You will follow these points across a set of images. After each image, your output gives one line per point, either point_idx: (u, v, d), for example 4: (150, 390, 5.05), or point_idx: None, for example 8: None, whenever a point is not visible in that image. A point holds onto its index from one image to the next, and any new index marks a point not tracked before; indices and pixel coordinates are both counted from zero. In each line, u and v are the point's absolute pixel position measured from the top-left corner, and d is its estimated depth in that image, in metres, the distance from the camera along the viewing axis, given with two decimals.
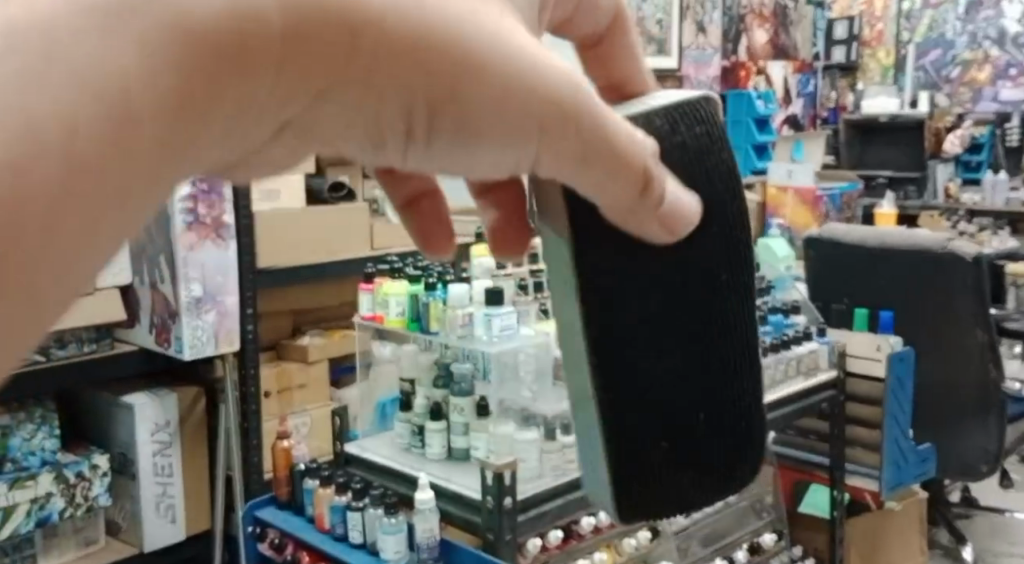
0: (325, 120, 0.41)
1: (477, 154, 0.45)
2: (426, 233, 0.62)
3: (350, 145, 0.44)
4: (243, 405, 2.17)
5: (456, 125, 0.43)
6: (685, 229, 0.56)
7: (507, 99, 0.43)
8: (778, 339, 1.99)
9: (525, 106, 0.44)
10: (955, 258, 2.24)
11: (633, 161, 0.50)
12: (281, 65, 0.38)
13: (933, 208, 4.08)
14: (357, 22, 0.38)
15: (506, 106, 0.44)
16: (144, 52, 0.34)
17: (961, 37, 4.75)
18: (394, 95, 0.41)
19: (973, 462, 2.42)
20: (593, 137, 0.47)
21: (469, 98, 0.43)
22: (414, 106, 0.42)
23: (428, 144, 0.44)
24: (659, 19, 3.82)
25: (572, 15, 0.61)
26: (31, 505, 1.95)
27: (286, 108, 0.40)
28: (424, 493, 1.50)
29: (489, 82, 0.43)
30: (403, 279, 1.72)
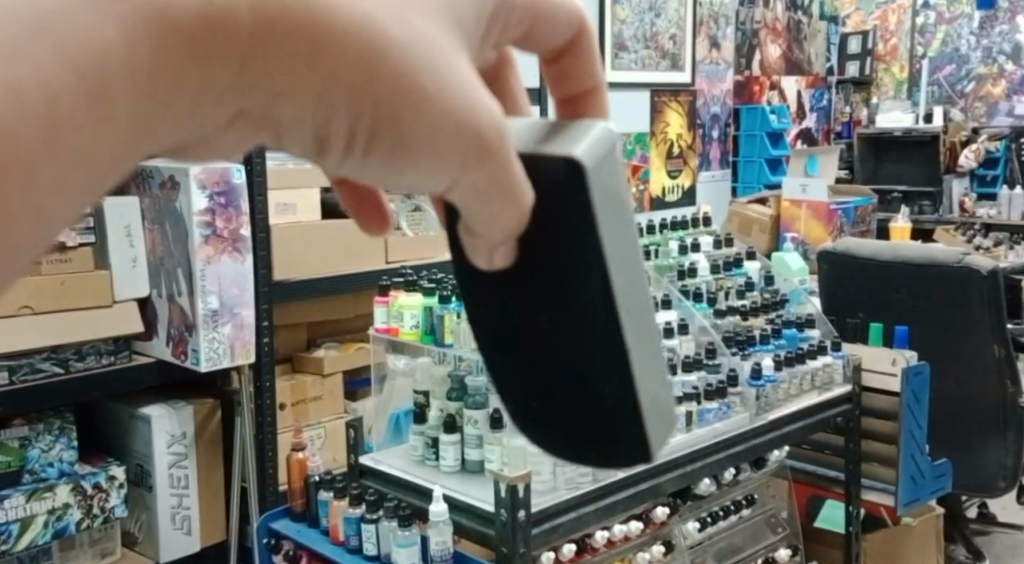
0: (283, 117, 0.45)
1: (405, 173, 0.47)
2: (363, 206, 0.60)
3: (292, 140, 0.46)
4: (257, 417, 2.19)
5: (392, 143, 0.46)
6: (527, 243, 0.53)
7: (439, 125, 0.45)
8: (792, 353, 1.99)
9: (453, 133, 0.46)
10: (971, 271, 2.24)
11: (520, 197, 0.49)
12: (243, 63, 0.42)
13: (948, 222, 4.10)
14: (322, 33, 0.43)
15: (440, 133, 0.45)
16: (131, 29, 0.40)
17: (976, 52, 4.75)
18: (337, 95, 0.44)
19: (992, 478, 2.38)
20: (505, 177, 0.48)
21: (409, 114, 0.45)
22: (358, 114, 0.44)
23: (364, 156, 0.46)
24: (673, 34, 3.83)
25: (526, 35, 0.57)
26: (48, 516, 1.97)
27: (244, 97, 0.44)
28: (438, 505, 1.51)
29: (432, 108, 0.45)
30: (417, 291, 1.73)
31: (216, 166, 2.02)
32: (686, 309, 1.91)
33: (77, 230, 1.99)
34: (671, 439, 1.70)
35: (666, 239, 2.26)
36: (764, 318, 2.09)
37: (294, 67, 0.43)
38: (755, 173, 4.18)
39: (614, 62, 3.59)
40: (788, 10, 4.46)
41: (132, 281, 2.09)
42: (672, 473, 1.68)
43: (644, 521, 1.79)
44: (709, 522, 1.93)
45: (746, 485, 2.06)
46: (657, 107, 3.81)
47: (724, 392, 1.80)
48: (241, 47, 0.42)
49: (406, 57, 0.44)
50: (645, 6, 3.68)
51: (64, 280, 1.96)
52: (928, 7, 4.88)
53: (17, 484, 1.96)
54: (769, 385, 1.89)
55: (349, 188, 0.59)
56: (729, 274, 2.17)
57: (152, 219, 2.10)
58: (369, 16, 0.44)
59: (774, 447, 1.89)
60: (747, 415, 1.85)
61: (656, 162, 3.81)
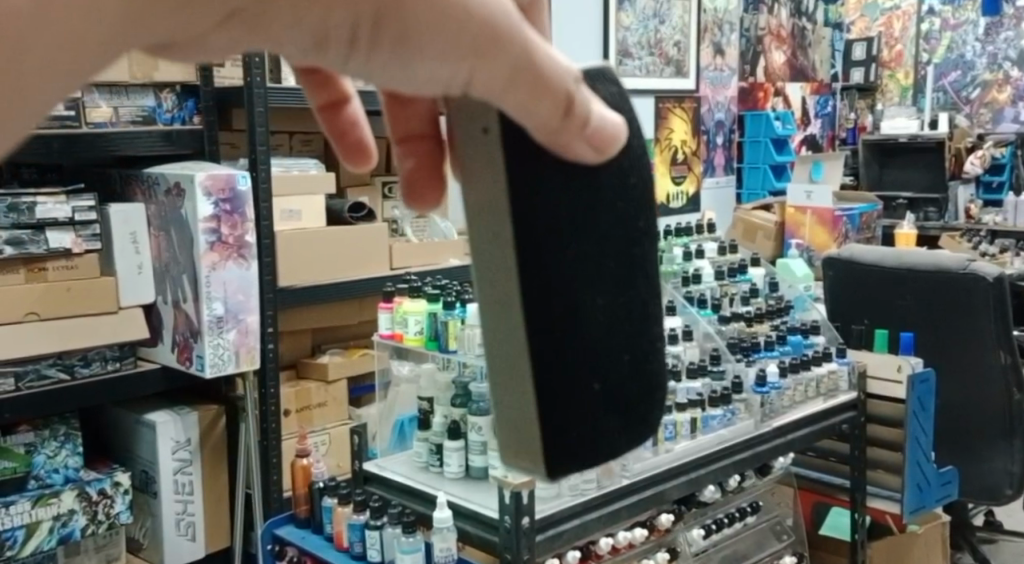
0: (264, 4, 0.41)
1: (416, 66, 0.44)
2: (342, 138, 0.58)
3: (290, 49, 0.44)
4: (262, 423, 2.19)
5: (399, 28, 0.43)
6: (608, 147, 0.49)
7: (442, 11, 0.43)
8: (797, 359, 1.98)
9: (459, 19, 0.43)
10: (977, 278, 2.23)
11: (554, 90, 0.45)
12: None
13: (954, 228, 4.02)
14: None
15: (441, 16, 0.43)
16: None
17: (981, 58, 4.73)
18: (339, 10, 0.42)
19: (999, 485, 2.36)
20: (523, 68, 0.45)
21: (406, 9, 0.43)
22: (358, 14, 0.42)
23: (371, 52, 0.44)
24: (678, 40, 3.83)
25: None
26: (53, 522, 1.98)
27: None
28: (443, 511, 1.52)
29: (428, 0, 0.43)
30: (422, 298, 1.73)
31: (221, 173, 2.02)
32: (690, 315, 1.93)
33: (83, 237, 2.00)
34: (676, 446, 1.70)
35: (671, 246, 2.25)
36: (769, 325, 2.08)
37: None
38: (760, 179, 4.19)
39: (618, 68, 3.60)
40: (793, 16, 4.45)
41: (137, 288, 2.09)
42: (675, 479, 1.68)
43: (649, 528, 1.78)
44: (713, 529, 1.93)
45: (752, 492, 2.06)
46: (661, 112, 3.79)
47: (729, 399, 1.80)
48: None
49: None
50: (649, 13, 3.70)
51: (70, 287, 1.97)
52: (933, 13, 4.87)
53: (22, 490, 1.97)
54: (774, 391, 1.89)
55: (332, 124, 0.58)
56: (733, 280, 2.16)
57: (157, 225, 2.10)
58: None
59: (779, 454, 1.89)
60: (751, 422, 1.85)
61: (660, 168, 3.82)
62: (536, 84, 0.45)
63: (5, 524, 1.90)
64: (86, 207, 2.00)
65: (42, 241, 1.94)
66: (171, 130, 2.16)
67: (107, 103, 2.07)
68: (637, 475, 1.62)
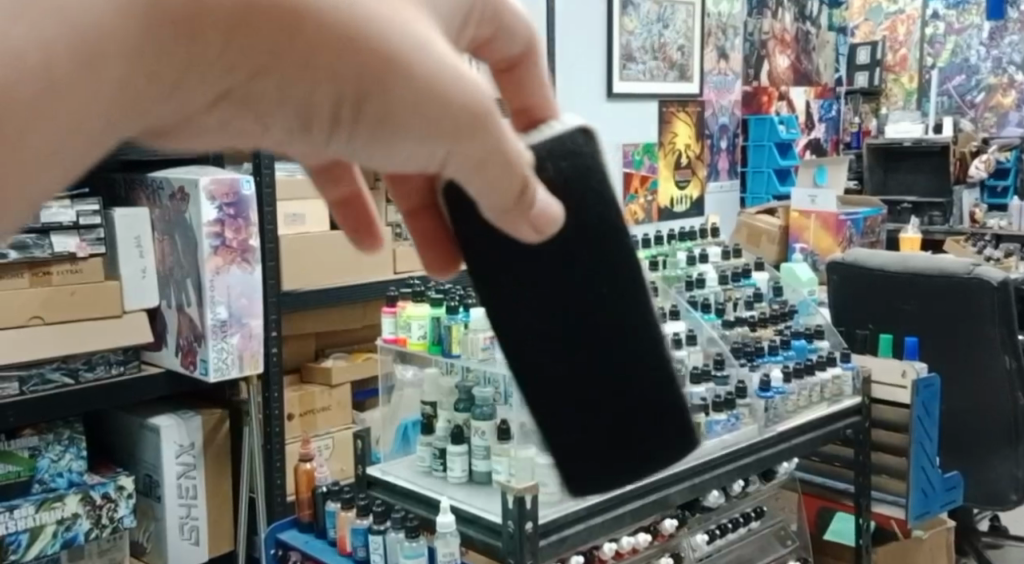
0: (260, 95, 0.46)
1: (396, 144, 0.49)
2: (356, 223, 0.66)
3: (275, 125, 0.47)
4: (267, 427, 2.20)
5: (380, 113, 0.47)
6: (555, 227, 0.56)
7: (422, 97, 0.47)
8: (802, 364, 1.97)
9: (438, 106, 0.47)
10: (982, 283, 2.23)
11: (517, 172, 0.51)
12: (228, 38, 0.44)
13: (959, 232, 4.04)
14: (296, 12, 0.44)
15: (418, 104, 0.47)
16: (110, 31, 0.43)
17: (986, 62, 4.70)
18: (318, 85, 0.46)
19: (1004, 491, 2.35)
20: (496, 151, 0.50)
21: (392, 83, 0.46)
22: (341, 93, 0.46)
23: (351, 129, 0.48)
24: (682, 45, 3.83)
25: (491, 36, 0.58)
26: (57, 526, 1.98)
27: (222, 77, 0.45)
28: (445, 516, 1.51)
29: (411, 76, 0.46)
30: (425, 302, 1.73)
31: (225, 178, 2.03)
32: (694, 320, 1.92)
33: (88, 240, 2.00)
34: (680, 451, 1.70)
35: (675, 250, 2.26)
36: (773, 329, 2.08)
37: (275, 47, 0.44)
38: (764, 184, 4.18)
39: (622, 73, 3.61)
40: (797, 20, 4.45)
41: (141, 292, 2.09)
42: (679, 484, 1.67)
43: (652, 533, 1.78)
44: (717, 534, 1.92)
45: (756, 497, 2.05)
46: (665, 117, 3.81)
47: (733, 404, 1.80)
48: (221, 38, 0.44)
49: (381, 38, 0.45)
50: (653, 17, 3.71)
51: (74, 291, 1.98)
52: (937, 17, 4.87)
53: (26, 494, 1.97)
54: (777, 396, 1.89)
55: (345, 210, 0.65)
56: (737, 284, 2.16)
57: (161, 229, 2.10)
58: (357, 4, 0.45)
59: (783, 459, 1.88)
60: (755, 427, 1.84)
61: (665, 172, 3.83)
62: (505, 166, 0.51)
63: (9, 528, 1.91)
64: (91, 211, 2.00)
65: (46, 245, 1.94)
66: None
67: None
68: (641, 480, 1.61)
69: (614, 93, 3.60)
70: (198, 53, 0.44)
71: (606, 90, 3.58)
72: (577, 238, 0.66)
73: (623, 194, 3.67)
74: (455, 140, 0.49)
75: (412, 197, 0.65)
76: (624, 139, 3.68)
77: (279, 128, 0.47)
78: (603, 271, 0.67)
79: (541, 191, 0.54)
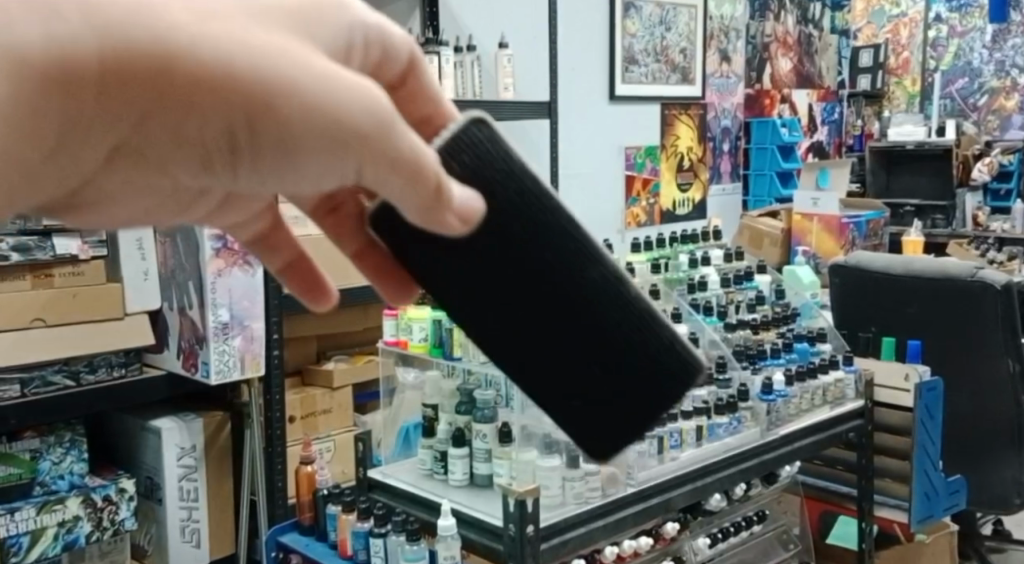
0: (153, 141, 0.48)
1: (303, 169, 0.49)
2: (306, 281, 0.69)
3: (182, 171, 0.50)
4: (267, 430, 2.17)
5: (278, 141, 0.48)
6: (475, 218, 0.56)
7: (315, 121, 0.48)
8: (804, 367, 1.97)
9: (330, 123, 0.48)
10: (985, 285, 2.22)
11: (426, 169, 0.51)
12: (100, 96, 0.45)
13: (962, 235, 4.00)
14: (171, 61, 0.45)
15: (312, 126, 0.48)
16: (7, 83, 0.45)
17: (989, 65, 4.68)
18: (204, 127, 0.47)
19: (1008, 495, 2.34)
20: (399, 155, 0.50)
21: (277, 114, 0.47)
22: (232, 127, 0.47)
23: (254, 161, 0.49)
24: (684, 47, 3.83)
25: (380, 61, 0.57)
26: (58, 529, 1.97)
27: (113, 131, 0.47)
28: (446, 520, 1.51)
29: (299, 105, 0.47)
30: (426, 304, 1.72)
31: None
32: (696, 323, 1.90)
33: (89, 243, 2.00)
34: (681, 454, 1.69)
35: (676, 252, 2.26)
36: (775, 332, 2.06)
37: (149, 104, 0.46)
38: (766, 187, 4.17)
39: (624, 75, 3.62)
40: (799, 23, 4.45)
41: (143, 294, 2.10)
42: (681, 488, 1.67)
43: (654, 537, 1.77)
44: (720, 538, 1.91)
45: (758, 500, 2.05)
46: (668, 120, 3.82)
47: (735, 406, 1.79)
48: (92, 95, 0.45)
49: (258, 76, 0.46)
50: (655, 19, 3.71)
51: (76, 293, 1.98)
52: (940, 20, 4.85)
53: (28, 496, 1.96)
54: (781, 399, 1.88)
55: (294, 272, 0.69)
56: (740, 287, 2.16)
57: (164, 231, 2.12)
58: (230, 54, 0.46)
59: (786, 462, 1.88)
60: (757, 430, 1.84)
61: (666, 175, 3.83)
62: (413, 167, 0.50)
63: (11, 530, 1.90)
64: (93, 213, 2.00)
65: (49, 246, 1.93)
66: None
67: None
68: (642, 483, 1.61)
69: (617, 95, 3.60)
70: (75, 117, 0.46)
71: (608, 92, 3.58)
72: (504, 221, 0.63)
73: (624, 196, 3.67)
74: (360, 151, 0.49)
75: (351, 238, 0.68)
76: (627, 142, 3.68)
77: (187, 174, 0.50)
78: (548, 239, 0.64)
79: (457, 187, 0.54)
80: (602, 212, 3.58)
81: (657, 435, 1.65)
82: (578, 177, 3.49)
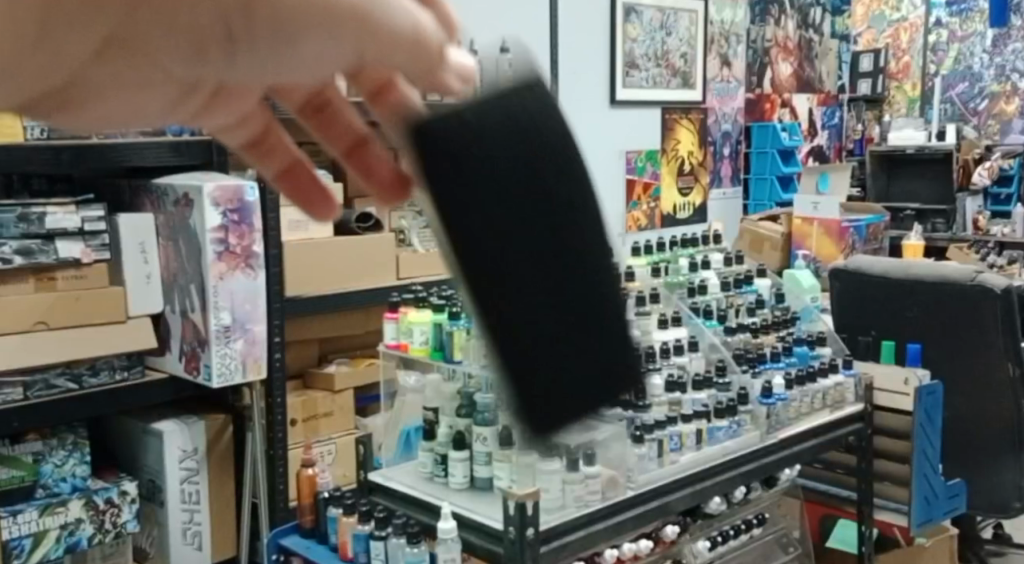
0: (146, 34, 0.37)
1: (299, 51, 0.38)
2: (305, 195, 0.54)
3: (171, 59, 0.39)
4: (269, 432, 2.20)
5: (269, 13, 0.37)
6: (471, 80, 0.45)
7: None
8: (804, 371, 1.97)
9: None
10: (985, 289, 2.22)
11: (432, 39, 0.40)
12: None
13: (963, 239, 3.97)
14: None
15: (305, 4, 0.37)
16: None
17: (989, 70, 4.69)
18: (197, 13, 0.36)
19: (1007, 499, 2.35)
20: (404, 29, 0.39)
21: (270, 3, 0.37)
22: (227, 11, 0.36)
23: (251, 46, 0.38)
24: (684, 52, 3.84)
25: None
26: (60, 531, 1.98)
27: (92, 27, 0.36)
28: (446, 522, 1.52)
29: None
30: (427, 308, 1.73)
31: (229, 184, 2.04)
32: (696, 327, 1.94)
33: (93, 247, 2.01)
34: (681, 457, 1.70)
35: (676, 256, 2.27)
36: (776, 336, 2.06)
37: None
38: (767, 191, 4.18)
39: (624, 80, 3.63)
40: (800, 27, 4.45)
41: (145, 297, 2.10)
42: (680, 491, 1.68)
43: (654, 539, 1.79)
44: (719, 541, 1.92)
45: (758, 504, 2.05)
46: (668, 124, 3.83)
47: (734, 410, 1.80)
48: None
49: None
50: (656, 24, 3.72)
51: (78, 297, 1.98)
52: (940, 25, 4.85)
53: (30, 498, 1.98)
54: (780, 403, 1.88)
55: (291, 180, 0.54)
56: (740, 291, 2.15)
57: (165, 234, 2.11)
58: None
59: (787, 466, 1.88)
60: (756, 434, 1.85)
61: (667, 179, 3.84)
62: (417, 38, 0.39)
63: (13, 532, 1.91)
64: (95, 217, 2.01)
65: (51, 250, 1.94)
66: (180, 141, 2.18)
67: None
68: (642, 486, 1.62)
69: (617, 100, 3.61)
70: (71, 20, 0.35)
71: (609, 97, 3.60)
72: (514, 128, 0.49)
73: (625, 201, 3.67)
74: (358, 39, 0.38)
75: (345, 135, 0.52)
76: (627, 146, 3.69)
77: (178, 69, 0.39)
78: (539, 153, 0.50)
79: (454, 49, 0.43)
80: None
81: (657, 438, 1.66)
82: None
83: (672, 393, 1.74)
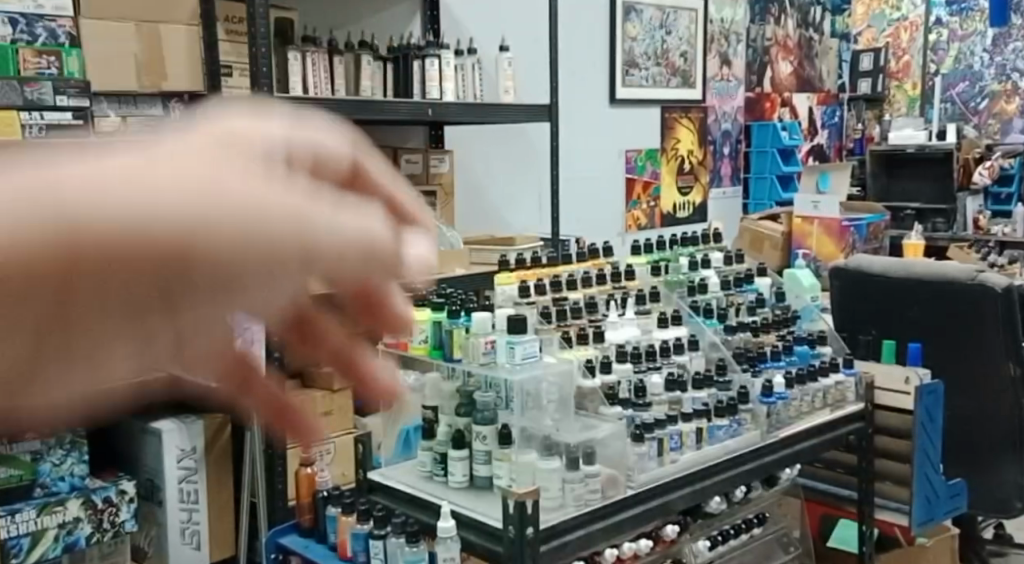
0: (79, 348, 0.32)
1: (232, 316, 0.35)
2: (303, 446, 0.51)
3: (119, 371, 0.33)
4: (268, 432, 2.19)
5: (212, 279, 0.33)
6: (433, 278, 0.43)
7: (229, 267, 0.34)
8: (804, 370, 1.96)
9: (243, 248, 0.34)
10: (985, 288, 2.22)
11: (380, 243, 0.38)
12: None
13: (963, 239, 3.97)
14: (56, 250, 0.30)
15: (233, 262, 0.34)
16: None
17: (989, 69, 4.69)
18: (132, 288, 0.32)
19: (1008, 499, 2.33)
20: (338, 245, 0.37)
21: (205, 258, 0.33)
22: (160, 277, 0.32)
23: (195, 313, 0.33)
24: (684, 51, 3.84)
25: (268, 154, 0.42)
26: (58, 530, 1.97)
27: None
28: (446, 521, 1.51)
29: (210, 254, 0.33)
30: (425, 306, 1.70)
31: None
32: (696, 326, 1.93)
33: None
34: (681, 456, 1.69)
35: (676, 254, 2.26)
36: (776, 335, 2.05)
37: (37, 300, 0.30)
38: (767, 191, 4.17)
39: (624, 79, 3.63)
40: (801, 26, 4.44)
41: None
42: (680, 491, 1.67)
43: (654, 539, 1.78)
44: (719, 541, 1.91)
45: (758, 503, 2.04)
46: (668, 123, 3.82)
47: (735, 409, 1.79)
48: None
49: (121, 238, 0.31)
50: (656, 23, 3.72)
51: None
52: (940, 24, 4.84)
53: (28, 497, 1.97)
54: (780, 403, 1.87)
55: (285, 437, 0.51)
56: (740, 290, 2.14)
57: None
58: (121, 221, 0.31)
59: (786, 465, 1.88)
60: (757, 433, 1.84)
61: (666, 178, 3.84)
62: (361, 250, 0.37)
63: (11, 531, 1.90)
64: None
65: None
66: None
67: (116, 112, 2.12)
68: (642, 486, 1.62)
69: (617, 99, 3.61)
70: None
71: (609, 96, 3.59)
72: None
73: (625, 200, 3.69)
74: (307, 272, 0.36)
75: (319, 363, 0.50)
76: (627, 145, 3.69)
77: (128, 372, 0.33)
78: None
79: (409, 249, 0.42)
80: (602, 216, 3.59)
81: (657, 437, 1.65)
82: (578, 180, 3.49)
83: (671, 392, 1.73)
